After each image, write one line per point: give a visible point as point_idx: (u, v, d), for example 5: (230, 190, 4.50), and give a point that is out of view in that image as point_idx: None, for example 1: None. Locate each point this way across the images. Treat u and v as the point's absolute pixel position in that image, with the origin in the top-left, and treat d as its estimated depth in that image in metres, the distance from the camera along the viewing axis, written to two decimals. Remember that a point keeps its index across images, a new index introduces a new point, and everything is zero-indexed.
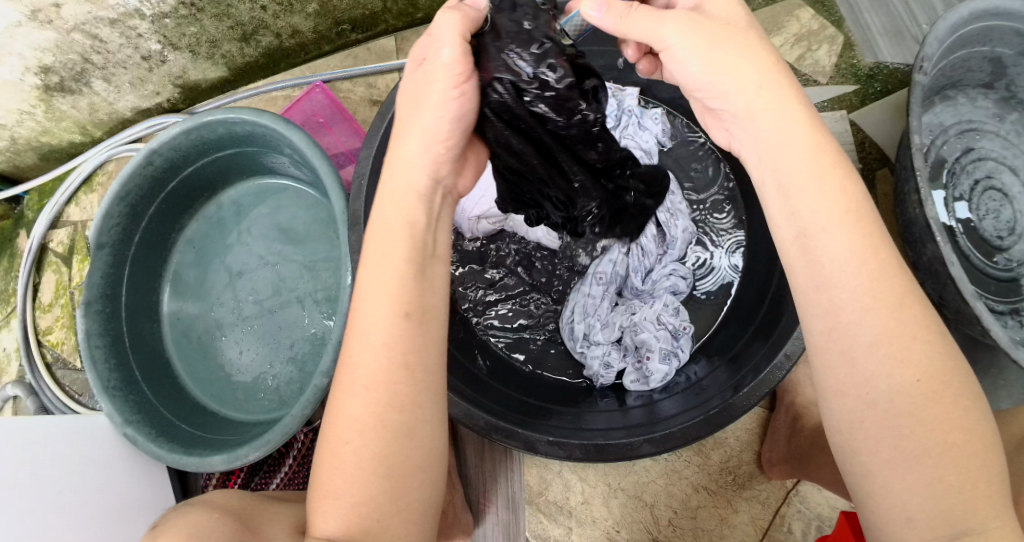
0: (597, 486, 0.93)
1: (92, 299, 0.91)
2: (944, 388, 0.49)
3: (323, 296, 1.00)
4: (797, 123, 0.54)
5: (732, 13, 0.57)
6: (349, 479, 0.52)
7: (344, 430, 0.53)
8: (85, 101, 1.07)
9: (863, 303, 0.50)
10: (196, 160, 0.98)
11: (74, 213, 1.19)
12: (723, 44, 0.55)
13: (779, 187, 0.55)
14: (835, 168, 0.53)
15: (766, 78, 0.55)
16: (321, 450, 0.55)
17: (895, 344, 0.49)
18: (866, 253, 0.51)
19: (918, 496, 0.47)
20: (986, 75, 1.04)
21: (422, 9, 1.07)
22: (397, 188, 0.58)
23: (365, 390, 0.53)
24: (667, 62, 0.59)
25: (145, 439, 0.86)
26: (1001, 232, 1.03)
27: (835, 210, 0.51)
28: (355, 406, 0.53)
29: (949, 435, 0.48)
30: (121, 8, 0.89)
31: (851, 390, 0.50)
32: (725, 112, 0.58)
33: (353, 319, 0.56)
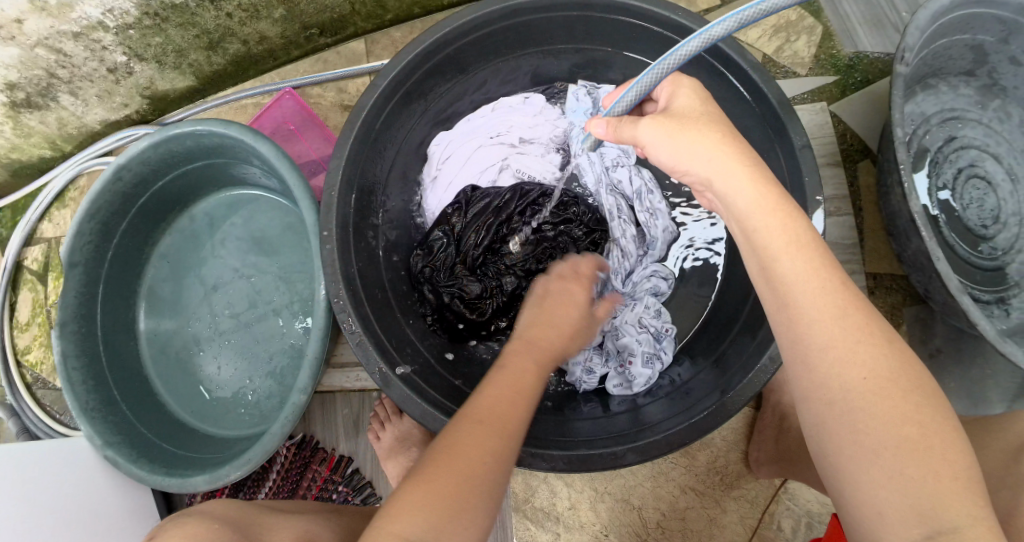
0: (583, 491, 0.92)
1: (67, 320, 0.89)
2: (891, 383, 0.48)
3: (299, 306, 0.99)
4: (741, 174, 0.55)
5: (692, 104, 0.61)
6: (455, 492, 0.50)
7: (480, 453, 0.52)
8: (53, 115, 1.05)
9: (810, 315, 0.50)
10: (166, 173, 0.96)
11: (47, 230, 1.16)
12: (684, 128, 0.58)
13: (743, 231, 0.56)
14: (777, 208, 0.53)
15: (712, 145, 0.56)
16: (435, 452, 0.53)
17: (840, 346, 0.49)
18: (819, 276, 0.51)
19: (884, 490, 0.46)
20: (968, 62, 1.02)
21: (392, 11, 1.04)
22: (548, 330, 0.68)
23: (504, 435, 0.54)
24: (652, 159, 0.62)
25: (125, 460, 0.84)
26: (986, 221, 1.02)
27: (777, 244, 0.53)
28: (496, 441, 0.54)
29: (904, 428, 0.47)
30: (84, 21, 0.87)
31: (809, 393, 0.50)
32: (696, 183, 0.60)
33: (511, 381, 0.59)
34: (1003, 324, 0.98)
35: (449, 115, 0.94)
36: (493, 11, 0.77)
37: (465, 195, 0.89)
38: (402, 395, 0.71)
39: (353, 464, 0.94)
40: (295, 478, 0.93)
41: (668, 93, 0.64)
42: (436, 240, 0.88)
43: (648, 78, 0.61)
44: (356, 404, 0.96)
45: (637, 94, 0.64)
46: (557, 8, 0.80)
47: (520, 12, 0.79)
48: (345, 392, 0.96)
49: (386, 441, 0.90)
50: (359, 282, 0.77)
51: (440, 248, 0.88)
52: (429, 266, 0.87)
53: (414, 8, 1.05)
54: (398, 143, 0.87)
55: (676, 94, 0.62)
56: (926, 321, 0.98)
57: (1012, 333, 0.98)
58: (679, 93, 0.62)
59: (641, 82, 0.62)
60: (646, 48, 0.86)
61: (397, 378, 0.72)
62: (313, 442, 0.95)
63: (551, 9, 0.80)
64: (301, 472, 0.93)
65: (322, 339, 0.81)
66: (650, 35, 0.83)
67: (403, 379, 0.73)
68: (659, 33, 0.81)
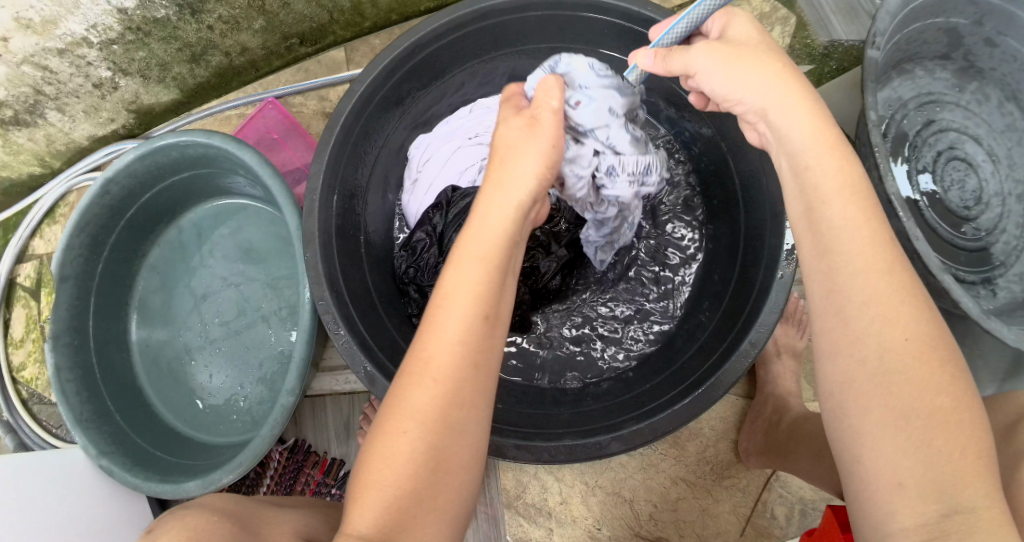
0: (574, 485, 0.92)
1: (60, 333, 0.90)
2: (931, 351, 0.48)
3: (287, 313, 1.00)
4: (801, 108, 0.55)
5: (750, 35, 0.59)
6: (390, 472, 0.48)
7: (404, 421, 0.49)
8: (41, 132, 1.06)
9: (856, 266, 0.50)
10: (154, 185, 0.97)
11: (39, 246, 1.17)
12: (740, 56, 0.57)
13: (793, 168, 0.55)
14: (834, 148, 0.53)
15: (772, 75, 0.55)
16: (373, 430, 0.51)
17: (885, 304, 0.48)
18: (869, 225, 0.50)
19: (909, 460, 0.45)
20: (943, 46, 1.03)
21: (369, 18, 1.06)
22: (495, 207, 0.55)
23: (434, 384, 0.49)
24: (701, 88, 0.61)
25: (120, 469, 0.85)
26: (968, 202, 1.03)
27: (830, 186, 0.52)
28: (423, 399, 0.49)
29: (937, 398, 0.46)
30: (68, 37, 0.88)
31: (844, 351, 0.49)
32: (749, 114, 0.59)
33: (434, 308, 0.51)
34: (989, 304, 0.99)
35: (428, 118, 0.95)
36: (466, 13, 0.79)
37: (445, 196, 0.87)
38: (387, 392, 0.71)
39: (345, 466, 0.94)
40: (288, 483, 0.93)
41: (721, 26, 0.62)
42: (418, 241, 0.88)
43: (699, 8, 0.60)
44: (346, 408, 0.97)
45: (687, 25, 0.63)
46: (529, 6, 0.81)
47: (493, 13, 0.81)
48: (334, 395, 0.97)
49: None
50: (342, 284, 0.77)
51: (424, 248, 0.88)
52: (413, 267, 0.88)
53: (391, 15, 1.07)
54: (379, 147, 0.88)
55: (730, 25, 0.60)
56: None
57: (998, 313, 0.98)
58: (733, 24, 0.60)
59: (692, 12, 0.61)
60: (619, 44, 0.87)
61: (383, 375, 0.73)
62: (304, 446, 0.95)
63: (523, 9, 0.81)
64: (294, 476, 0.93)
65: (308, 341, 0.82)
66: (621, 31, 0.84)
67: (389, 376, 0.73)
68: (631, 28, 0.82)
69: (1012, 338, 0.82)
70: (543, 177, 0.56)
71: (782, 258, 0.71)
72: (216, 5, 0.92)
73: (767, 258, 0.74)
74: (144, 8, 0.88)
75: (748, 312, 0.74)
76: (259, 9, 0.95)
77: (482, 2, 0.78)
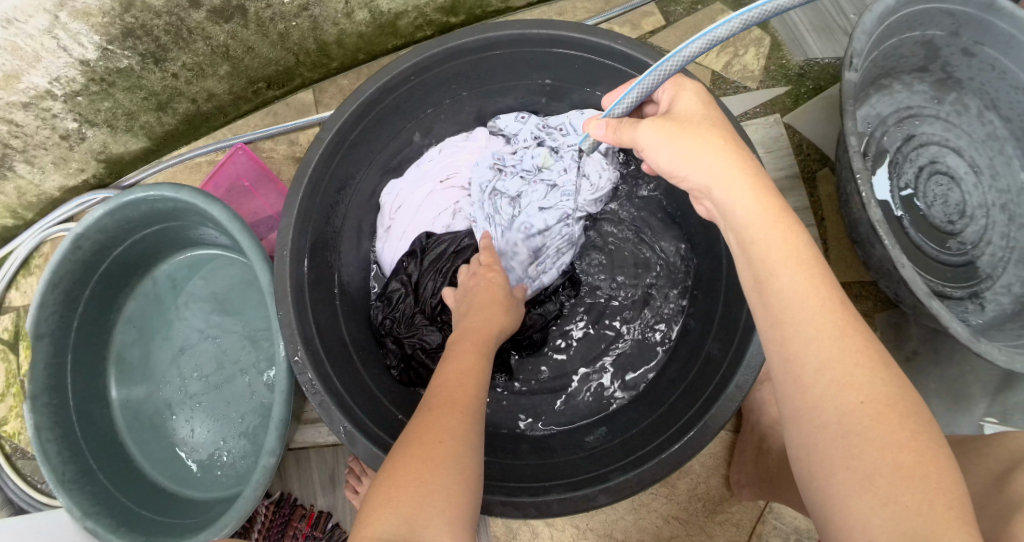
0: (565, 529, 0.91)
1: (38, 392, 0.88)
2: (888, 408, 0.46)
3: (266, 365, 0.99)
4: (742, 183, 0.55)
5: (695, 109, 0.62)
6: (420, 472, 0.48)
7: (437, 435, 0.52)
8: (10, 185, 1.03)
9: (807, 334, 0.49)
10: (125, 239, 0.95)
11: (15, 298, 1.15)
12: (683, 133, 0.59)
13: (740, 242, 0.55)
14: (777, 221, 0.53)
15: (713, 152, 0.57)
16: (395, 451, 0.52)
17: (838, 367, 0.47)
18: (818, 294, 0.50)
19: (877, 517, 0.43)
20: (920, 59, 1.01)
21: (337, 58, 1.05)
22: (482, 320, 0.72)
23: (461, 413, 0.55)
24: (651, 162, 0.63)
25: (105, 531, 0.83)
26: (952, 216, 1.02)
27: (776, 257, 0.52)
28: (453, 420, 0.54)
29: (900, 454, 0.44)
30: (31, 90, 0.86)
31: (804, 414, 0.48)
32: (696, 190, 0.60)
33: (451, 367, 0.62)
34: (979, 319, 0.98)
35: (399, 162, 0.93)
36: (435, 53, 0.77)
37: (420, 243, 0.90)
38: (368, 453, 0.69)
39: (334, 518, 0.93)
40: (276, 536, 0.91)
41: (671, 97, 0.65)
42: (394, 291, 0.89)
43: (650, 78, 0.60)
44: (331, 459, 0.96)
45: (638, 94, 0.64)
46: (498, 45, 0.79)
47: (459, 54, 0.79)
48: (318, 447, 0.97)
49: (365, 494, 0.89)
50: (316, 340, 0.75)
51: (400, 298, 0.88)
52: (389, 318, 0.88)
53: (359, 54, 1.06)
54: (350, 197, 0.86)
55: (679, 97, 0.64)
56: (899, 325, 0.98)
57: (987, 328, 0.97)
58: (681, 96, 0.64)
59: (644, 82, 0.61)
60: (590, 79, 0.85)
61: (362, 433, 0.71)
62: (291, 499, 0.94)
63: (492, 47, 0.79)
64: (283, 529, 0.91)
65: (287, 401, 0.80)
66: (590, 66, 0.82)
67: (369, 435, 0.72)
68: (600, 63, 0.81)
69: (1002, 358, 0.81)
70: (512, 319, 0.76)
71: None
72: (179, 52, 0.90)
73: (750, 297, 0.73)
74: (107, 59, 0.86)
75: (731, 357, 0.73)
76: (224, 54, 0.94)
77: (449, 43, 0.76)
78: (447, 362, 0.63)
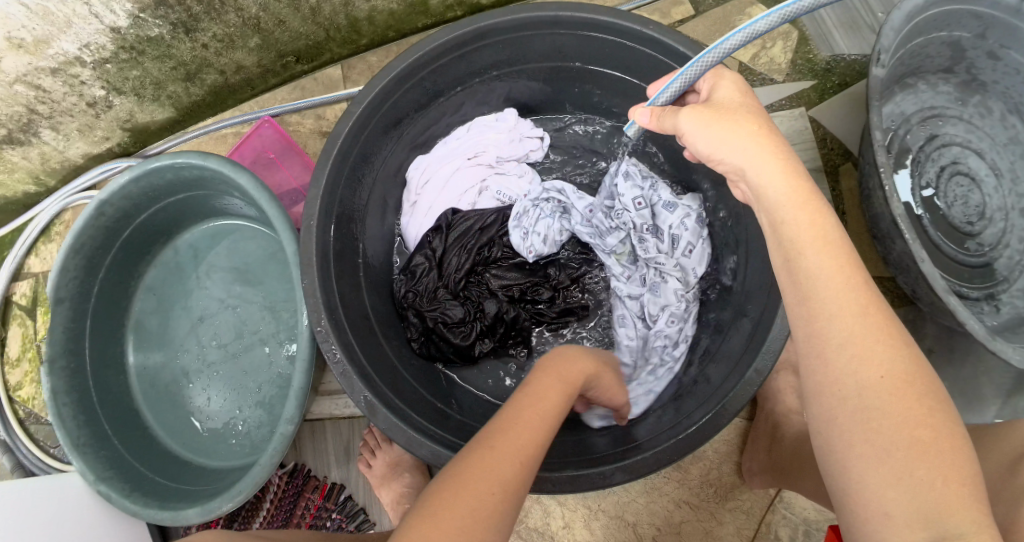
0: (576, 509, 0.92)
1: (56, 356, 0.89)
2: (908, 384, 0.46)
3: (286, 336, 0.99)
4: (774, 167, 0.55)
5: (734, 97, 0.61)
6: (464, 526, 0.44)
7: (491, 485, 0.46)
8: (35, 151, 1.03)
9: (831, 311, 0.49)
10: (149, 207, 0.96)
11: (34, 265, 1.15)
12: (720, 119, 0.59)
13: (771, 223, 0.55)
14: (807, 202, 0.53)
15: (748, 136, 0.57)
16: (441, 482, 0.47)
17: (860, 344, 0.48)
18: (843, 272, 0.50)
19: (892, 490, 0.44)
20: (946, 60, 1.02)
21: (366, 35, 1.05)
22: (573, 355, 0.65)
23: (521, 460, 0.49)
24: (690, 149, 0.63)
25: (119, 495, 0.84)
26: (971, 217, 1.02)
27: (805, 238, 0.51)
28: (511, 469, 0.48)
29: (916, 430, 0.45)
30: (61, 57, 0.87)
31: (824, 388, 0.49)
32: (731, 173, 0.60)
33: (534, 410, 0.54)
34: (994, 321, 0.98)
35: (426, 139, 0.94)
36: (466, 31, 0.77)
37: (446, 219, 0.92)
38: (388, 422, 0.70)
39: (346, 490, 0.94)
40: (288, 508, 0.92)
41: (710, 86, 0.65)
42: (417, 265, 0.90)
43: (692, 69, 0.62)
44: (346, 431, 0.97)
45: (682, 84, 0.65)
46: (529, 25, 0.79)
47: (491, 33, 0.79)
48: (334, 419, 0.97)
49: (378, 467, 0.90)
50: (340, 310, 0.76)
51: (423, 273, 0.90)
52: (412, 292, 0.89)
53: (388, 32, 1.06)
54: (377, 170, 0.87)
55: (717, 86, 0.64)
56: (915, 322, 0.99)
57: (1002, 330, 0.97)
58: (720, 85, 0.64)
59: (686, 73, 0.62)
60: (619, 64, 0.86)
61: (383, 404, 0.71)
62: (305, 471, 0.95)
63: (524, 28, 0.80)
64: (294, 501, 0.92)
65: (307, 370, 0.81)
66: (620, 50, 0.83)
67: (390, 406, 0.72)
68: (631, 47, 0.81)
69: (1016, 358, 0.81)
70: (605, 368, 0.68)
71: None
72: (210, 23, 0.91)
73: (771, 284, 0.74)
74: (137, 27, 0.87)
75: (751, 344, 0.73)
76: (254, 26, 0.94)
77: (482, 21, 0.76)
78: (524, 395, 0.56)
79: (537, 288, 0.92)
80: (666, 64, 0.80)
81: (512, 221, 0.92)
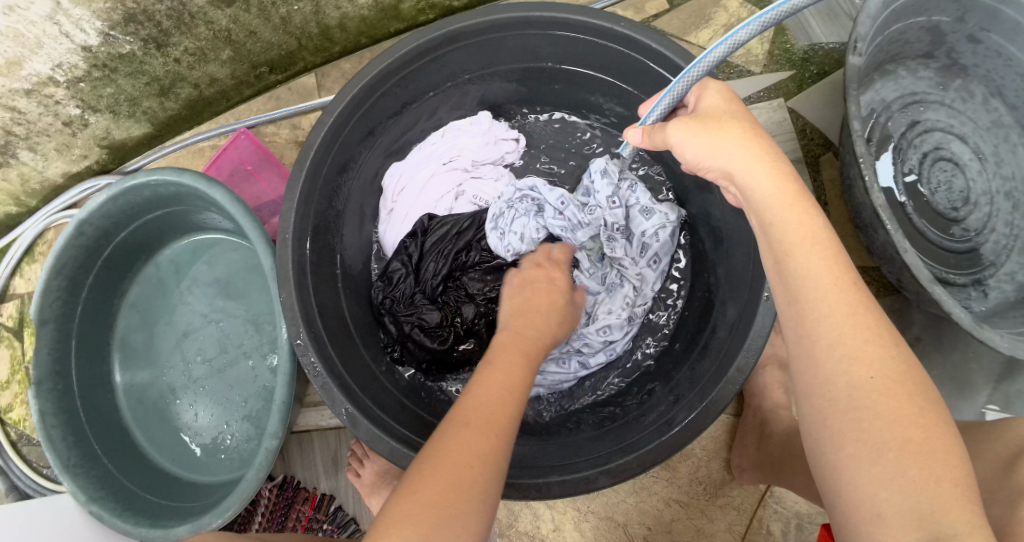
0: (566, 512, 0.92)
1: (43, 378, 0.89)
2: (899, 385, 0.46)
3: (269, 347, 0.99)
4: (761, 169, 0.54)
5: (717, 104, 0.61)
6: (447, 498, 0.46)
7: (467, 459, 0.49)
8: (14, 172, 1.03)
9: (821, 311, 0.49)
10: (128, 224, 0.96)
11: (20, 285, 1.15)
12: (705, 127, 0.58)
13: (761, 226, 0.54)
14: (794, 204, 0.52)
15: (734, 140, 0.56)
16: (419, 464, 0.50)
17: (849, 344, 0.47)
18: (832, 273, 0.49)
19: (885, 490, 0.43)
20: (925, 45, 1.01)
21: (339, 42, 1.05)
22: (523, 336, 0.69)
23: (493, 436, 0.52)
24: (680, 160, 0.62)
25: (109, 514, 0.84)
26: (956, 203, 1.01)
27: (793, 239, 0.51)
28: (484, 443, 0.51)
29: (908, 429, 0.44)
30: (34, 78, 0.86)
31: (814, 388, 0.48)
32: (720, 178, 0.59)
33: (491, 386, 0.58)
34: (982, 307, 0.97)
35: (401, 145, 0.93)
36: (435, 36, 0.76)
37: (422, 224, 0.91)
38: (370, 434, 0.69)
39: (337, 500, 0.94)
40: (280, 519, 0.92)
41: (696, 97, 0.64)
42: (394, 271, 0.90)
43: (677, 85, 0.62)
44: (333, 442, 0.97)
45: (671, 100, 0.66)
46: (497, 27, 0.78)
47: (461, 36, 0.78)
48: (321, 430, 0.97)
49: (367, 477, 0.89)
50: (318, 323, 0.75)
51: (400, 278, 0.90)
52: (389, 297, 0.89)
53: (361, 37, 1.06)
54: (353, 179, 0.86)
55: (703, 97, 0.63)
56: (902, 311, 0.98)
57: (990, 316, 0.97)
58: (706, 95, 0.63)
59: (674, 88, 0.64)
60: (592, 62, 0.85)
61: (364, 416, 0.71)
62: (294, 483, 0.94)
63: (493, 30, 0.79)
64: (286, 512, 0.92)
65: (289, 384, 0.81)
66: (592, 48, 0.82)
67: (372, 417, 0.72)
68: (602, 45, 0.80)
69: (1004, 345, 0.81)
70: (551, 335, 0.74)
71: (765, 280, 0.70)
72: (181, 38, 0.90)
73: (752, 279, 0.74)
74: (109, 45, 0.86)
75: (734, 341, 0.72)
76: (225, 39, 0.94)
77: (451, 25, 0.76)
78: (482, 376, 0.60)
79: None
80: (638, 61, 0.79)
81: (490, 223, 0.91)
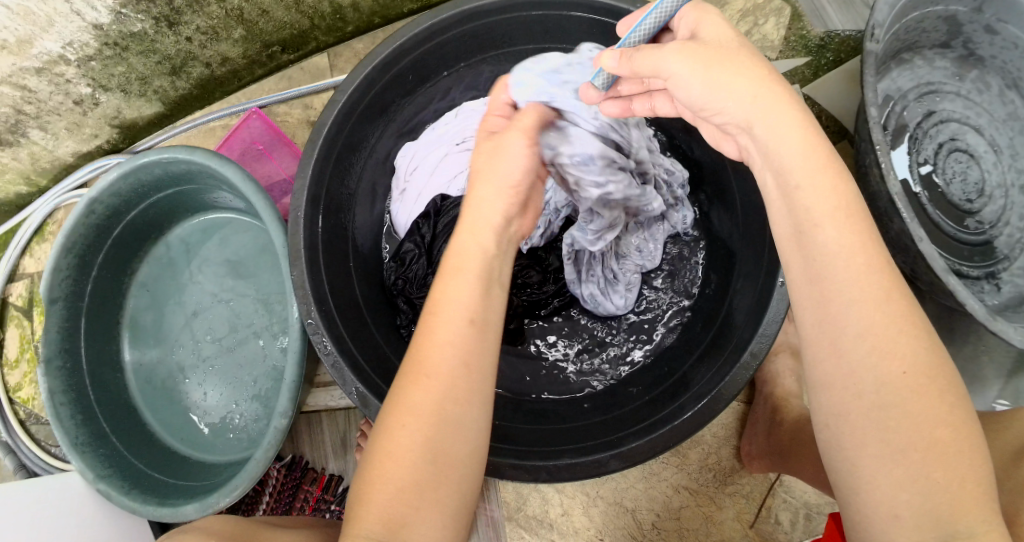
0: (575, 497, 0.92)
1: (52, 355, 0.88)
2: (929, 381, 0.46)
3: (279, 327, 0.99)
4: (789, 123, 0.52)
5: (724, 33, 0.56)
6: (391, 472, 0.47)
7: (403, 422, 0.48)
8: (24, 151, 1.03)
9: (852, 295, 0.47)
10: (139, 203, 0.95)
11: (29, 265, 1.14)
12: (720, 61, 0.53)
13: (781, 187, 0.52)
14: (825, 165, 0.50)
15: (757, 85, 0.52)
16: (375, 433, 0.50)
17: (882, 336, 0.46)
18: (862, 251, 0.48)
19: (906, 492, 0.44)
20: (942, 34, 1.00)
21: (352, 22, 1.05)
22: (469, 217, 0.55)
23: (428, 387, 0.49)
24: (675, 92, 0.57)
25: (117, 493, 0.84)
26: (970, 195, 1.01)
27: (824, 207, 0.49)
28: (416, 402, 0.48)
29: (935, 430, 0.44)
30: (45, 56, 0.85)
31: (839, 381, 0.47)
32: (730, 125, 0.56)
33: (427, 316, 0.51)
34: (995, 299, 0.97)
35: (413, 125, 0.93)
36: (451, 15, 0.76)
37: (435, 205, 0.90)
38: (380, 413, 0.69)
39: (344, 482, 0.94)
40: (288, 499, 0.92)
41: (691, 25, 0.58)
42: (407, 252, 0.90)
43: (670, 2, 0.56)
44: (342, 423, 0.97)
45: (656, 21, 0.59)
46: (512, 6, 0.78)
47: (477, 15, 0.78)
48: (330, 411, 0.97)
49: None
50: (330, 302, 0.75)
51: (412, 259, 0.89)
52: (401, 278, 0.89)
53: (374, 18, 1.06)
54: (366, 157, 0.86)
55: (701, 25, 0.57)
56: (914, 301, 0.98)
57: (1003, 308, 0.96)
58: (705, 22, 0.57)
59: (662, 6, 0.57)
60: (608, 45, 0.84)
61: (375, 395, 0.71)
62: (303, 463, 0.95)
63: (507, 9, 0.78)
64: (294, 492, 0.92)
65: (299, 362, 0.80)
66: (607, 30, 0.81)
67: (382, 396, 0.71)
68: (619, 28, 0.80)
69: (1018, 337, 0.80)
70: (511, 200, 0.56)
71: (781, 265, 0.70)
72: (193, 16, 0.89)
73: (768, 265, 0.73)
74: (120, 23, 0.86)
75: (745, 327, 0.73)
76: (238, 17, 0.93)
77: (466, 4, 0.75)
78: (427, 304, 0.52)
79: (528, 271, 0.90)
80: None
81: None
